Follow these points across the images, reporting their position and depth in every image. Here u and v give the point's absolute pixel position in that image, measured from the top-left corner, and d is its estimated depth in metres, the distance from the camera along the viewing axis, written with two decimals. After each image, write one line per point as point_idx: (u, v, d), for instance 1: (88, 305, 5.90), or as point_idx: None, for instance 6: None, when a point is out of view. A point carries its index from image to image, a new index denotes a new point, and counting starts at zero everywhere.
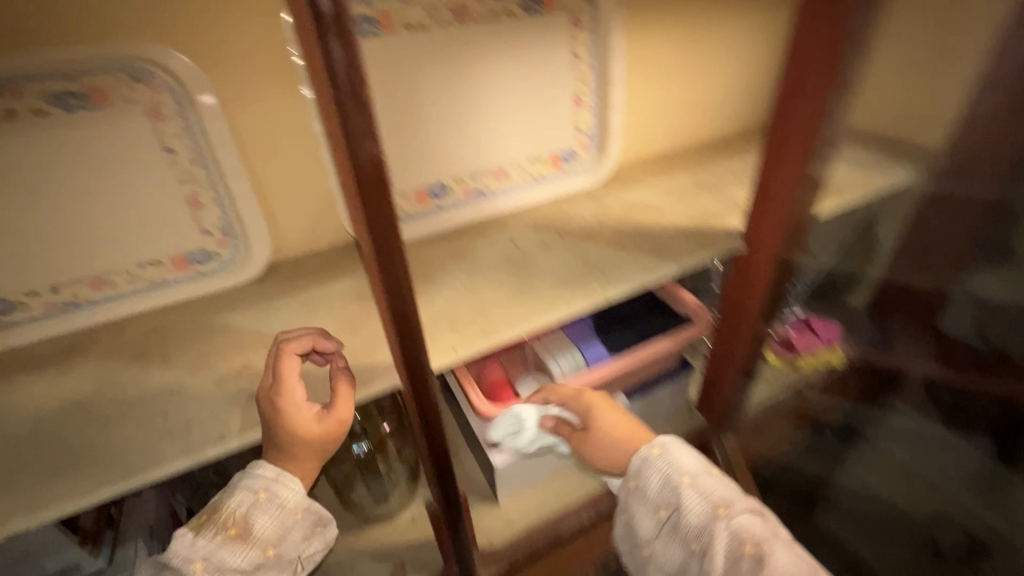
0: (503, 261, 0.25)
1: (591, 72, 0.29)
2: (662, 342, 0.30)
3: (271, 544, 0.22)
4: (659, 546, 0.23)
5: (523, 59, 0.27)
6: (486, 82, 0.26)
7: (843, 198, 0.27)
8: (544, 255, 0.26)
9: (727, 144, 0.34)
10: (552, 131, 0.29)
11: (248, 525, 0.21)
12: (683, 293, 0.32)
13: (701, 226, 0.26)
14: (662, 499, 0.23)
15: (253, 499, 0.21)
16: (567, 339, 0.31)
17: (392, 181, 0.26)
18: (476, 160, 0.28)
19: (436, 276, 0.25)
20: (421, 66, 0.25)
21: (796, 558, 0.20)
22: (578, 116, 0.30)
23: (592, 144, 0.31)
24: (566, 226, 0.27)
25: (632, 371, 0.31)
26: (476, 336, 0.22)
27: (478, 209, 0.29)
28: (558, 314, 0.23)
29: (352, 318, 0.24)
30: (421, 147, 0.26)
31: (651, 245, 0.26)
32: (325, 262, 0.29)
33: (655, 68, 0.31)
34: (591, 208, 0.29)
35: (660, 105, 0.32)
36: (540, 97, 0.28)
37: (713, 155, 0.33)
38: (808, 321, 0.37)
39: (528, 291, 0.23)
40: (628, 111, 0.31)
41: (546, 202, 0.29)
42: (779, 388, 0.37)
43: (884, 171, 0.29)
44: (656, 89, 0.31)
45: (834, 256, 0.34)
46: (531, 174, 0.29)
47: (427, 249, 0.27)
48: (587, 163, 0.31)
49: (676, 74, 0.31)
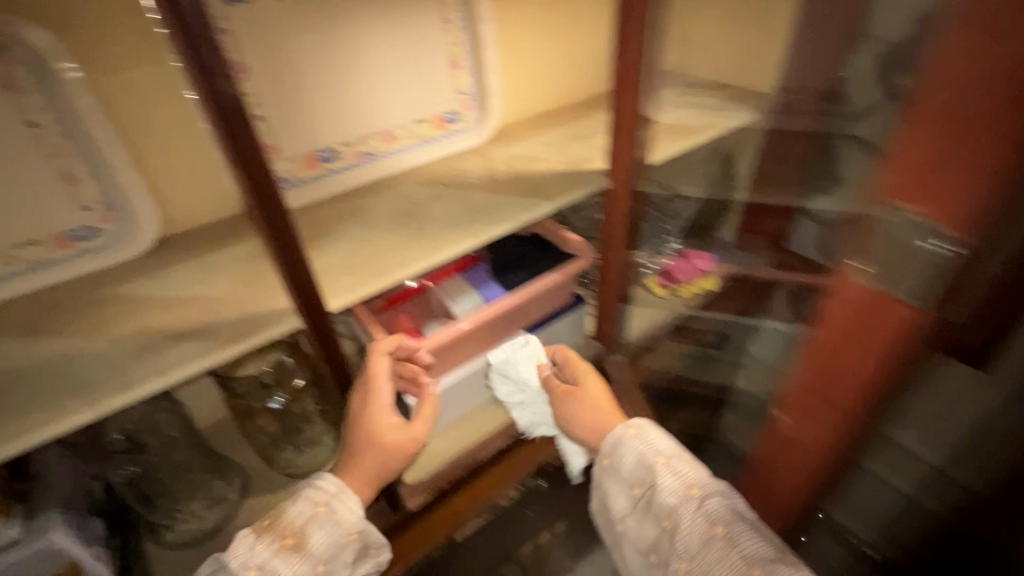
0: (395, 214, 0.29)
1: (463, 35, 0.32)
2: (554, 274, 0.32)
3: (321, 559, 0.24)
4: (631, 520, 0.27)
5: (399, 25, 0.29)
6: (364, 48, 0.29)
7: (689, 138, 0.31)
8: (431, 205, 0.30)
9: (595, 100, 0.39)
10: (435, 94, 0.32)
11: (304, 536, 0.24)
12: (567, 233, 0.35)
13: (572, 170, 0.31)
14: (635, 476, 0.27)
15: (312, 510, 0.25)
16: (465, 284, 0.34)
17: (281, 149, 0.28)
18: (362, 126, 0.30)
19: (332, 232, 0.28)
20: (295, 33, 0.27)
21: (757, 537, 0.23)
22: (457, 78, 0.33)
23: (474, 105, 0.34)
24: (453, 179, 0.31)
25: (529, 308, 0.34)
26: (372, 278, 0.25)
27: (367, 171, 0.31)
28: (446, 254, 0.26)
29: (248, 275, 0.26)
30: (306, 113, 0.28)
31: (527, 187, 0.30)
32: (221, 232, 0.30)
33: (524, 32, 0.35)
34: (477, 162, 0.33)
35: (535, 64, 0.36)
36: (418, 61, 0.31)
37: (583, 110, 0.38)
38: (685, 252, 0.38)
39: (417, 235, 0.27)
40: (504, 70, 0.35)
41: (435, 160, 0.33)
42: (658, 317, 0.38)
43: (723, 112, 0.33)
44: (526, 51, 0.35)
45: (690, 189, 0.36)
46: (418, 135, 0.33)
47: (320, 210, 0.30)
48: (471, 122, 0.34)
49: (544, 36, 0.36)
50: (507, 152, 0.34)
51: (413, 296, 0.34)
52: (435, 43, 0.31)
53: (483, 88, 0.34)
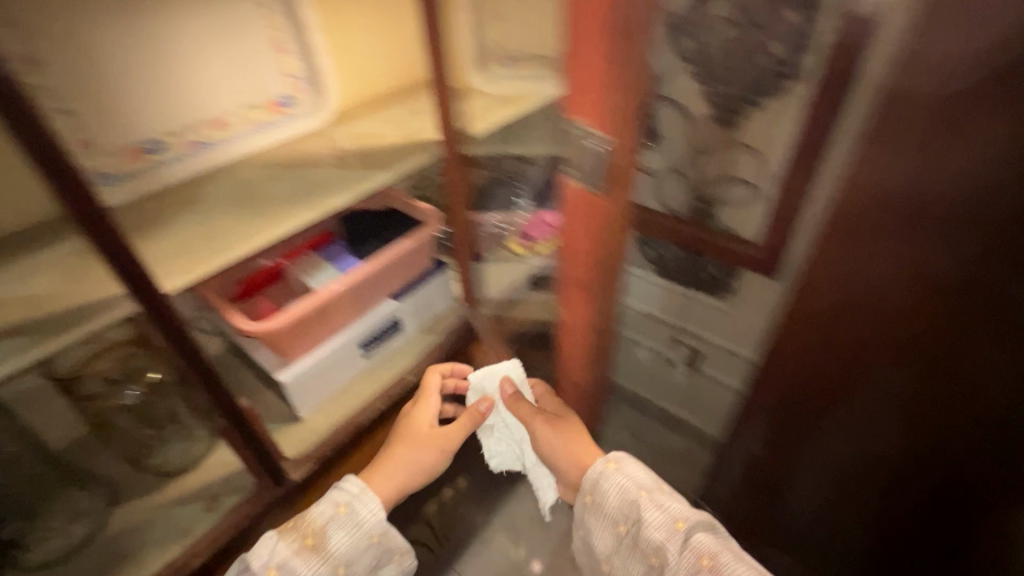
0: (231, 198, 0.40)
1: (285, 21, 0.43)
2: (404, 241, 0.49)
3: (337, 563, 0.38)
4: (617, 556, 0.39)
5: (214, 20, 0.40)
6: (181, 41, 0.39)
7: (484, 123, 0.43)
8: (268, 183, 0.42)
9: (415, 88, 0.54)
10: (261, 86, 0.43)
11: (321, 539, 0.38)
12: (419, 205, 0.51)
13: (373, 149, 0.46)
14: (621, 515, 0.38)
15: (336, 511, 0.39)
16: (325, 260, 0.48)
17: (102, 137, 0.37)
18: (192, 117, 0.41)
19: (172, 217, 0.38)
20: (102, 29, 0.35)
21: (736, 559, 0.34)
22: (285, 62, 0.44)
23: (304, 87, 0.46)
24: (296, 157, 0.44)
25: (381, 273, 0.48)
26: (209, 258, 0.35)
27: (208, 156, 0.42)
28: (274, 233, 0.37)
29: (77, 266, 0.33)
30: (123, 112, 0.37)
31: (362, 162, 0.44)
32: (51, 229, 0.36)
33: (350, 24, 0.48)
34: (326, 145, 0.46)
35: (360, 53, 0.50)
36: (240, 55, 0.42)
37: (403, 96, 0.53)
38: (535, 213, 0.46)
39: (251, 209, 0.39)
40: (336, 53, 0.48)
41: (270, 143, 0.45)
42: (515, 272, 0.54)
43: (525, 86, 0.42)
44: (352, 47, 0.49)
45: (503, 164, 0.47)
46: (252, 121, 0.44)
47: (154, 200, 0.40)
48: (304, 104, 0.47)
49: (366, 33, 0.49)
50: (343, 132, 0.48)
51: (276, 280, 0.49)
52: (260, 33, 0.42)
53: (316, 72, 0.46)
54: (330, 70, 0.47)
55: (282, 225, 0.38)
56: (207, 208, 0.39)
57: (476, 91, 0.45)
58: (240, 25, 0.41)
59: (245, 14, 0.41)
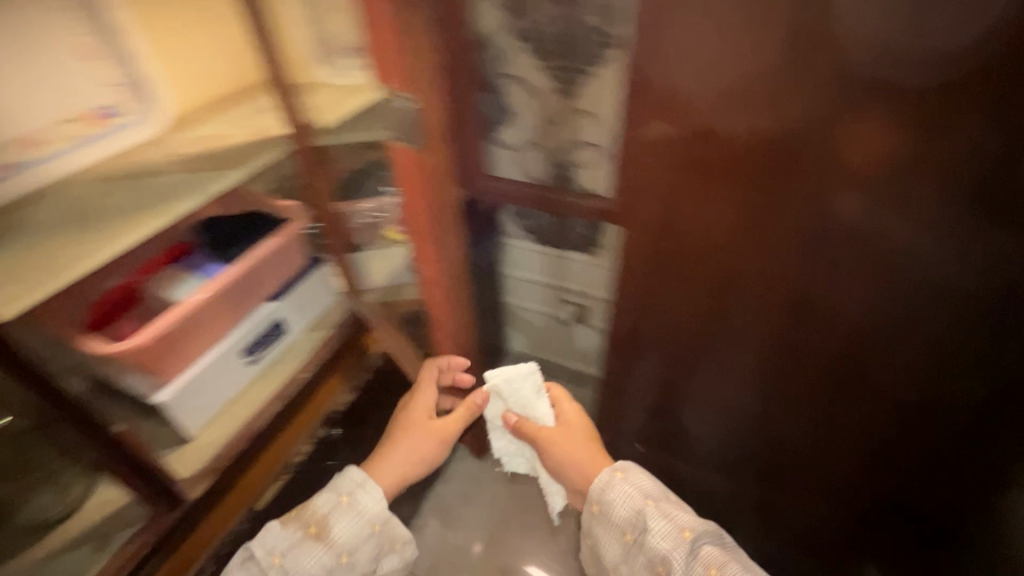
0: (137, 174, 0.55)
1: (102, 34, 0.52)
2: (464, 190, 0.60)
3: (341, 553, 0.56)
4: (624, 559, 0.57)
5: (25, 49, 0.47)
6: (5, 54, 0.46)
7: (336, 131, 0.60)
8: (168, 174, 0.55)
9: (245, 91, 0.66)
10: (90, 99, 0.52)
11: (323, 527, 0.56)
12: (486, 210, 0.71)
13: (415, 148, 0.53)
14: (627, 524, 0.56)
15: (337, 500, 0.58)
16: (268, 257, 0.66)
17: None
18: (22, 126, 0.48)
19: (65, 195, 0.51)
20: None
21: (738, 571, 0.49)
22: (114, 85, 0.54)
23: (136, 101, 0.56)
24: (164, 162, 0.56)
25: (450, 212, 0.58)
26: (116, 236, 0.50)
27: (39, 170, 0.50)
28: (146, 226, 0.51)
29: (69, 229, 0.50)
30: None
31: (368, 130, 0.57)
32: (95, 190, 0.53)
33: (172, 44, 0.59)
34: (158, 149, 0.57)
35: (180, 60, 0.60)
36: (45, 71, 0.49)
37: (233, 100, 0.65)
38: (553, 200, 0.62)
39: (143, 207, 0.52)
40: (167, 66, 0.59)
41: (113, 151, 0.54)
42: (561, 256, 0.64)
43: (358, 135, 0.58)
44: (177, 55, 0.59)
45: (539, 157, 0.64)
46: (79, 134, 0.52)
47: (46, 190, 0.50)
48: (137, 114, 0.57)
49: (188, 50, 0.60)
50: (183, 136, 0.59)
51: (157, 272, 0.63)
52: (60, 35, 0.49)
53: (143, 85, 0.57)
54: (540, 115, 0.61)
55: (152, 220, 0.51)
56: (190, 146, 0.58)
57: (321, 86, 0.62)
58: (485, 75, 0.59)
59: (343, 34, 0.56)
